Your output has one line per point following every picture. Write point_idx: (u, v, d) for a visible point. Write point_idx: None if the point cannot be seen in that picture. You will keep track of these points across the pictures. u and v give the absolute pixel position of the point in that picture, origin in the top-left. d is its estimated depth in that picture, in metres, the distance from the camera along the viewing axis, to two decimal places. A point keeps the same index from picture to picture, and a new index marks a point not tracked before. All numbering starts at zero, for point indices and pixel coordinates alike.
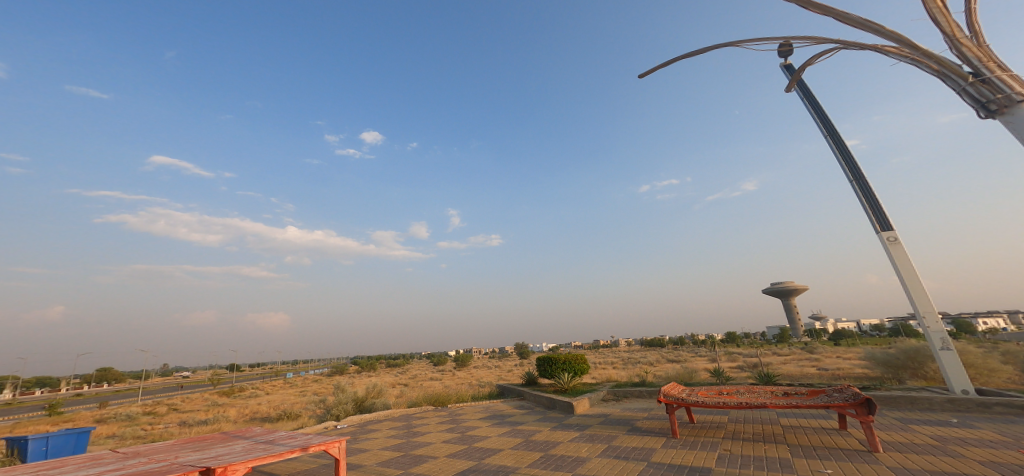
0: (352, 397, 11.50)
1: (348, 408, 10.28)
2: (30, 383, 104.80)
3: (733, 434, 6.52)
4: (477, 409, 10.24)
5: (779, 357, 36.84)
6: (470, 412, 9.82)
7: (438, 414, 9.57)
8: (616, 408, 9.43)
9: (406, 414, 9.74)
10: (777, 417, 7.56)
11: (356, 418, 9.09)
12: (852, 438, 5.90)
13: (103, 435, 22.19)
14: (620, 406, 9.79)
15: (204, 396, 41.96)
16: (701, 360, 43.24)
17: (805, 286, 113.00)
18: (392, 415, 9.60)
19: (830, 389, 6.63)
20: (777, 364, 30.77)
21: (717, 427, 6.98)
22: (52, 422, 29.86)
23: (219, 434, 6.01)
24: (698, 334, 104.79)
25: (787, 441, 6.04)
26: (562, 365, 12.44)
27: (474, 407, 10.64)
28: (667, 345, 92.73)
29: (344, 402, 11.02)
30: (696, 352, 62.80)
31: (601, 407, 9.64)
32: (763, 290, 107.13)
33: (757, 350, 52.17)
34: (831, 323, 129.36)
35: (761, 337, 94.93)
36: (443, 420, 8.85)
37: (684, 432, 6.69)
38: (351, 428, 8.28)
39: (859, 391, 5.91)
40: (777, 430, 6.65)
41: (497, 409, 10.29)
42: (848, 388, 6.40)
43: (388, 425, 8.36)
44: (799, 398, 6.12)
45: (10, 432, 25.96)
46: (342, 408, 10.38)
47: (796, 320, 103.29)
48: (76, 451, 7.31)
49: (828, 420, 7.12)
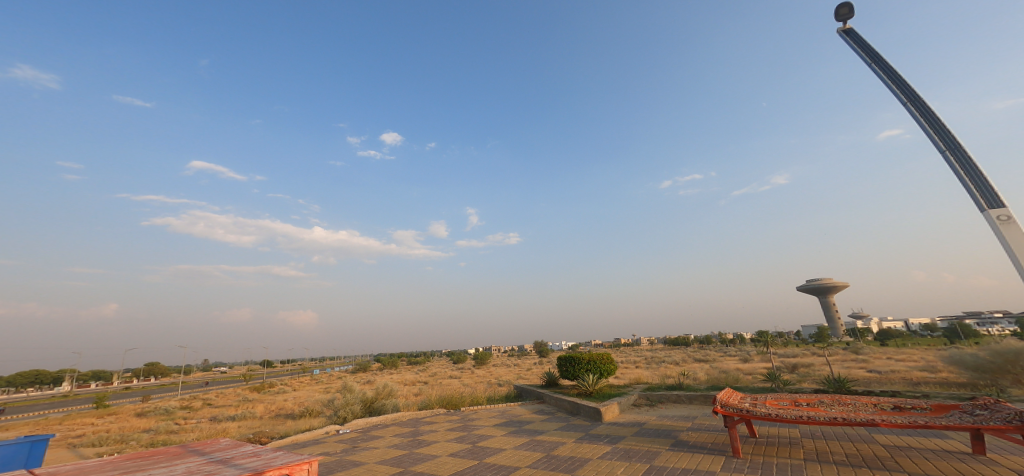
0: (362, 398, 11.00)
1: (356, 410, 9.77)
2: (87, 377, 112.54)
3: (818, 455, 5.51)
4: (493, 414, 9.49)
5: (821, 359, 34.39)
6: (485, 417, 9.09)
7: (450, 419, 8.89)
8: (650, 416, 8.47)
9: (415, 418, 9.10)
10: (870, 435, 6.44)
11: (360, 422, 8.55)
12: (1000, 468, 4.78)
13: (137, 428, 22.88)
14: (654, 413, 8.86)
15: (237, 392, 43.36)
16: (733, 361, 41.03)
17: (846, 283, 106.49)
18: (400, 419, 8.98)
19: (952, 405, 5.51)
20: (821, 365, 28.62)
21: (792, 445, 6.00)
22: (95, 416, 31.31)
23: (174, 449, 5.50)
24: (727, 333, 100.98)
25: (904, 468, 4.97)
26: (587, 366, 11.57)
27: (490, 411, 9.92)
28: (696, 345, 89.35)
29: (353, 403, 10.51)
30: (729, 352, 60.07)
31: (633, 414, 8.72)
32: (800, 287, 102.17)
33: (797, 350, 49.32)
34: (874, 322, 122.35)
35: (798, 337, 90.18)
36: (454, 426, 8.14)
37: (749, 450, 5.74)
38: (353, 435, 7.69)
39: (1021, 411, 4.76)
40: (876, 452, 5.58)
41: (515, 413, 9.51)
42: (988, 406, 5.25)
43: (394, 431, 7.74)
44: (918, 416, 5.06)
45: (58, 425, 27.31)
46: (350, 410, 9.87)
47: (836, 319, 97.56)
48: (29, 464, 7.01)
49: (944, 441, 5.96)
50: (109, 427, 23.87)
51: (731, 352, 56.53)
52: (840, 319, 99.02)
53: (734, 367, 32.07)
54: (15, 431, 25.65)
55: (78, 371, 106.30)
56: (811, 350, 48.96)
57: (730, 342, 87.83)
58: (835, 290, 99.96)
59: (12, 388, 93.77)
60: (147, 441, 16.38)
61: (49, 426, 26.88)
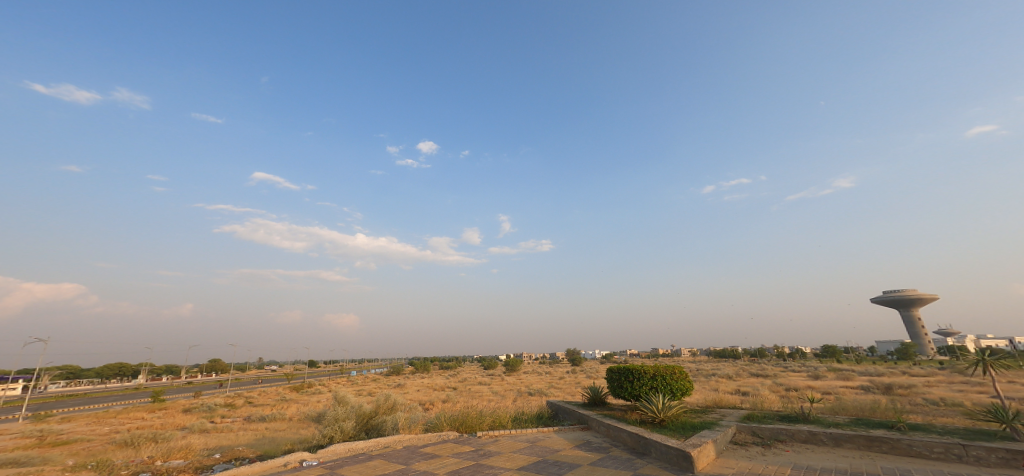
0: (359, 409, 9.63)
1: (346, 427, 8.35)
2: (161, 370, 123.19)
3: None
4: (518, 445, 7.54)
5: (917, 379, 29.22)
6: (507, 451, 7.09)
7: (461, 452, 7.04)
8: (773, 469, 6.17)
9: (411, 449, 7.31)
10: None
11: (337, 450, 7.14)
12: None
13: (177, 424, 23.10)
14: (777, 459, 6.87)
15: (277, 391, 44.39)
16: (801, 377, 36.16)
17: (930, 295, 94.40)
18: (393, 450, 7.29)
19: None
20: (924, 388, 23.91)
21: None
22: (148, 410, 32.63)
23: None
24: (784, 347, 92.66)
25: None
26: (651, 384, 9.32)
27: (514, 440, 7.88)
28: (750, 358, 82.29)
29: (349, 416, 9.18)
30: (791, 366, 54.13)
31: (739, 462, 6.49)
32: (874, 298, 92.13)
33: (879, 368, 43.17)
34: (962, 340, 108.00)
35: (872, 353, 80.44)
36: (463, 466, 6.24)
37: None
38: (321, 471, 6.16)
39: None
40: None
41: (549, 446, 7.42)
42: None
43: (378, 471, 6.05)
44: None
45: (115, 417, 28.69)
46: (340, 425, 8.51)
47: (919, 335, 86.37)
48: None
49: None
50: (153, 423, 24.35)
51: (797, 367, 50.74)
52: (925, 335, 87.58)
53: (808, 385, 27.88)
54: (73, 423, 26.93)
55: (152, 365, 116.30)
56: (895, 369, 42.65)
57: (790, 356, 79.77)
58: (917, 304, 88.38)
59: (99, 380, 104.09)
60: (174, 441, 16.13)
61: (103, 418, 28.06)
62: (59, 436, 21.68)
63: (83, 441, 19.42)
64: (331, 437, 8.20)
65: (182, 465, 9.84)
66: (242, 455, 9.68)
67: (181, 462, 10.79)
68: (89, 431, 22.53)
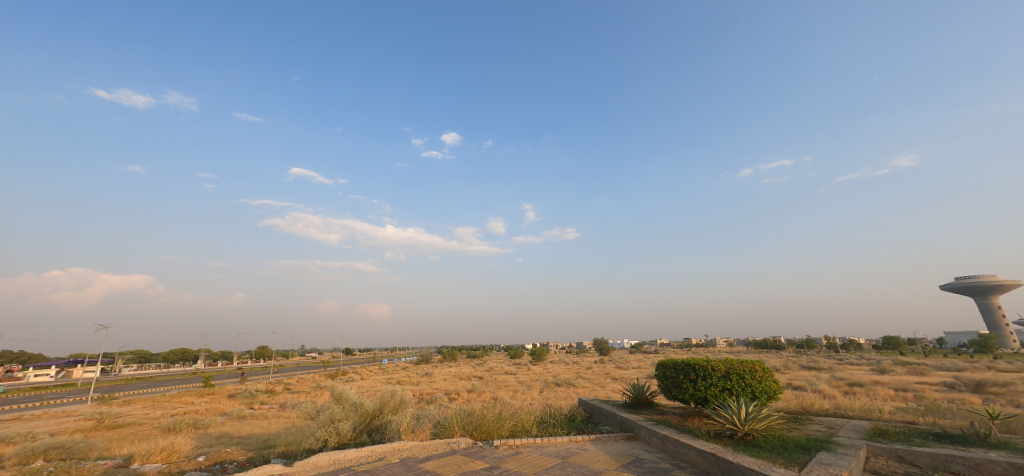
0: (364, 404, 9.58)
1: (342, 429, 8.42)
2: (217, 355, 132.40)
3: None
4: (544, 463, 6.30)
5: (1006, 376, 25.83)
6: (531, 471, 5.93)
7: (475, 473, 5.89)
8: None
9: (411, 464, 6.33)
10: None
11: (325, 463, 6.46)
12: None
13: (218, 410, 23.89)
14: None
15: (314, 378, 45.88)
16: (862, 370, 33.02)
17: (1012, 282, 84.55)
18: (395, 465, 6.32)
19: None
20: (1021, 386, 20.71)
21: None
22: (197, 394, 34.32)
23: None
24: (835, 338, 86.53)
25: None
26: (724, 385, 7.93)
27: (539, 455, 6.69)
28: (798, 349, 77.29)
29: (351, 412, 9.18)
30: (847, 358, 50.13)
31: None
32: (944, 285, 83.88)
33: (953, 363, 38.94)
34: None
35: (941, 345, 73.20)
36: None
37: None
38: None
39: None
40: None
41: (586, 465, 6.17)
42: None
43: None
44: None
45: (168, 401, 30.35)
46: (336, 424, 8.63)
47: (999, 325, 77.68)
48: None
49: None
50: (198, 407, 25.30)
51: (855, 360, 46.82)
52: (1006, 325, 78.69)
53: (872, 380, 25.21)
54: (129, 406, 28.62)
55: (208, 350, 125.01)
56: (974, 363, 38.17)
57: (844, 348, 74.27)
58: (996, 291, 79.37)
59: (164, 364, 113.36)
60: (203, 427, 16.40)
61: (157, 402, 29.63)
62: (114, 419, 22.92)
63: (133, 424, 20.26)
64: (326, 439, 8.38)
65: (186, 464, 9.91)
66: (232, 457, 10.01)
67: (173, 461, 10.85)
68: (142, 414, 23.68)
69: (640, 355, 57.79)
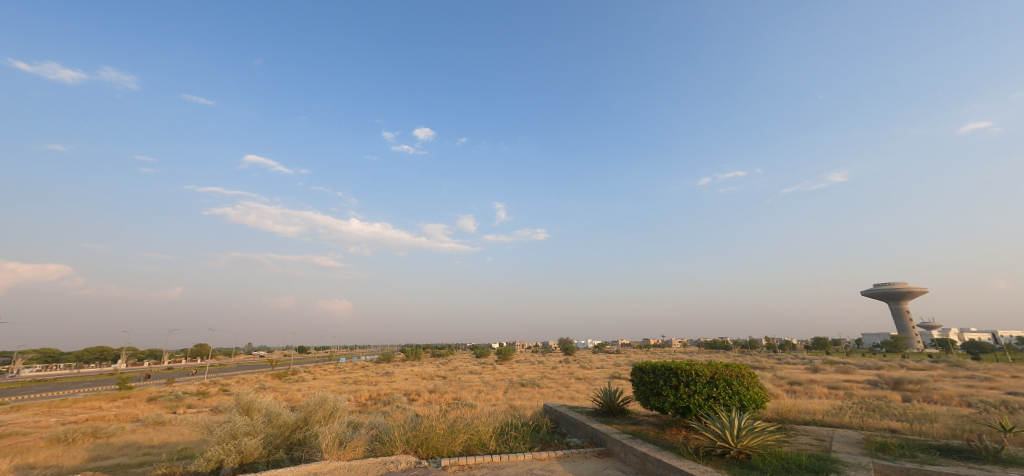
0: (282, 416, 8.62)
1: (246, 444, 7.36)
2: (144, 355, 120.10)
3: None
4: None
5: (919, 374, 28.62)
6: None
7: None
8: None
9: None
10: None
11: None
12: None
13: (133, 415, 21.05)
14: None
15: (256, 378, 42.47)
16: (800, 369, 35.46)
17: (920, 289, 95.05)
18: None
19: None
20: (934, 384, 22.94)
21: None
22: (109, 398, 30.25)
23: None
24: (773, 339, 93.03)
25: None
26: (710, 394, 7.68)
27: None
28: (741, 349, 82.39)
29: (263, 426, 8.17)
30: (785, 358, 54.06)
31: None
32: (865, 290, 92.71)
33: (874, 361, 42.84)
34: (941, 334, 111.01)
35: (861, 346, 81.04)
36: None
37: None
38: None
39: None
40: None
41: None
42: None
43: None
44: None
45: (69, 406, 26.57)
46: (239, 440, 7.53)
47: (907, 328, 87.10)
48: None
49: None
50: (106, 413, 22.17)
51: (792, 359, 50.52)
52: (912, 327, 88.47)
53: (810, 378, 27.00)
54: (18, 413, 24.63)
55: (133, 348, 113.04)
56: (890, 362, 42.34)
57: (781, 347, 80.11)
58: (906, 296, 88.92)
59: (80, 364, 101.26)
60: (99, 435, 14.17)
61: (56, 408, 25.78)
62: None
63: (21, 434, 17.36)
64: (221, 459, 7.27)
65: None
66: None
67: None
68: (34, 422, 20.42)
69: (599, 355, 59.22)
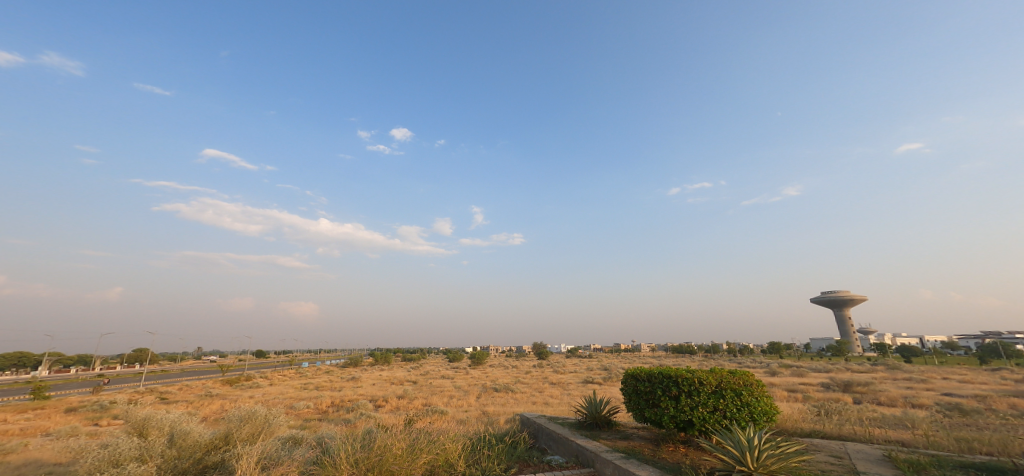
0: (194, 434, 7.75)
1: (131, 469, 6.26)
2: (72, 361, 108.55)
3: None
4: None
5: (866, 377, 30.39)
6: None
7: None
8: None
9: None
10: None
11: None
12: None
13: (44, 429, 18.38)
14: None
15: (202, 385, 39.10)
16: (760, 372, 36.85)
17: (861, 297, 102.33)
18: None
19: None
20: (881, 386, 24.33)
21: None
22: (16, 410, 26.40)
23: None
24: (732, 344, 96.88)
25: None
26: (716, 407, 7.39)
27: None
28: (703, 354, 85.31)
29: (162, 448, 7.21)
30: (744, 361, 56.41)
31: None
32: (813, 298, 98.58)
33: (824, 364, 45.31)
34: (877, 339, 120.02)
35: (810, 350, 85.96)
36: None
37: None
38: None
39: None
40: None
41: None
42: None
43: None
44: None
45: None
46: (122, 466, 6.46)
47: (848, 333, 93.42)
48: None
49: None
50: (13, 426, 19.38)
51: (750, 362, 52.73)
52: (854, 333, 95.08)
53: (771, 382, 28.00)
54: None
55: (59, 354, 101.71)
56: (838, 365, 45.01)
57: (739, 352, 83.60)
58: (849, 304, 95.41)
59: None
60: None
61: None
62: None
63: None
64: None
65: None
66: None
67: None
68: None
69: (571, 359, 59.35)
